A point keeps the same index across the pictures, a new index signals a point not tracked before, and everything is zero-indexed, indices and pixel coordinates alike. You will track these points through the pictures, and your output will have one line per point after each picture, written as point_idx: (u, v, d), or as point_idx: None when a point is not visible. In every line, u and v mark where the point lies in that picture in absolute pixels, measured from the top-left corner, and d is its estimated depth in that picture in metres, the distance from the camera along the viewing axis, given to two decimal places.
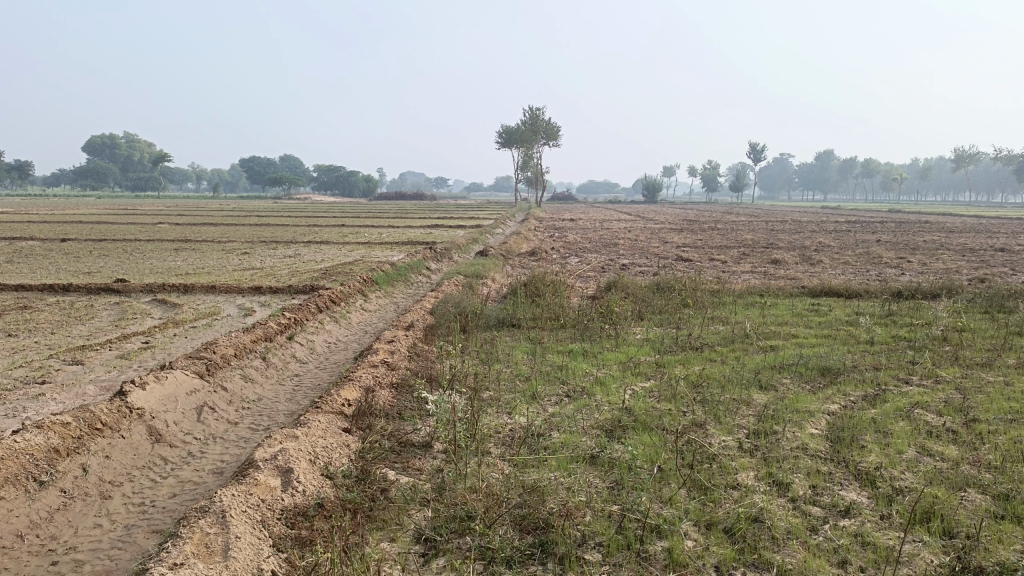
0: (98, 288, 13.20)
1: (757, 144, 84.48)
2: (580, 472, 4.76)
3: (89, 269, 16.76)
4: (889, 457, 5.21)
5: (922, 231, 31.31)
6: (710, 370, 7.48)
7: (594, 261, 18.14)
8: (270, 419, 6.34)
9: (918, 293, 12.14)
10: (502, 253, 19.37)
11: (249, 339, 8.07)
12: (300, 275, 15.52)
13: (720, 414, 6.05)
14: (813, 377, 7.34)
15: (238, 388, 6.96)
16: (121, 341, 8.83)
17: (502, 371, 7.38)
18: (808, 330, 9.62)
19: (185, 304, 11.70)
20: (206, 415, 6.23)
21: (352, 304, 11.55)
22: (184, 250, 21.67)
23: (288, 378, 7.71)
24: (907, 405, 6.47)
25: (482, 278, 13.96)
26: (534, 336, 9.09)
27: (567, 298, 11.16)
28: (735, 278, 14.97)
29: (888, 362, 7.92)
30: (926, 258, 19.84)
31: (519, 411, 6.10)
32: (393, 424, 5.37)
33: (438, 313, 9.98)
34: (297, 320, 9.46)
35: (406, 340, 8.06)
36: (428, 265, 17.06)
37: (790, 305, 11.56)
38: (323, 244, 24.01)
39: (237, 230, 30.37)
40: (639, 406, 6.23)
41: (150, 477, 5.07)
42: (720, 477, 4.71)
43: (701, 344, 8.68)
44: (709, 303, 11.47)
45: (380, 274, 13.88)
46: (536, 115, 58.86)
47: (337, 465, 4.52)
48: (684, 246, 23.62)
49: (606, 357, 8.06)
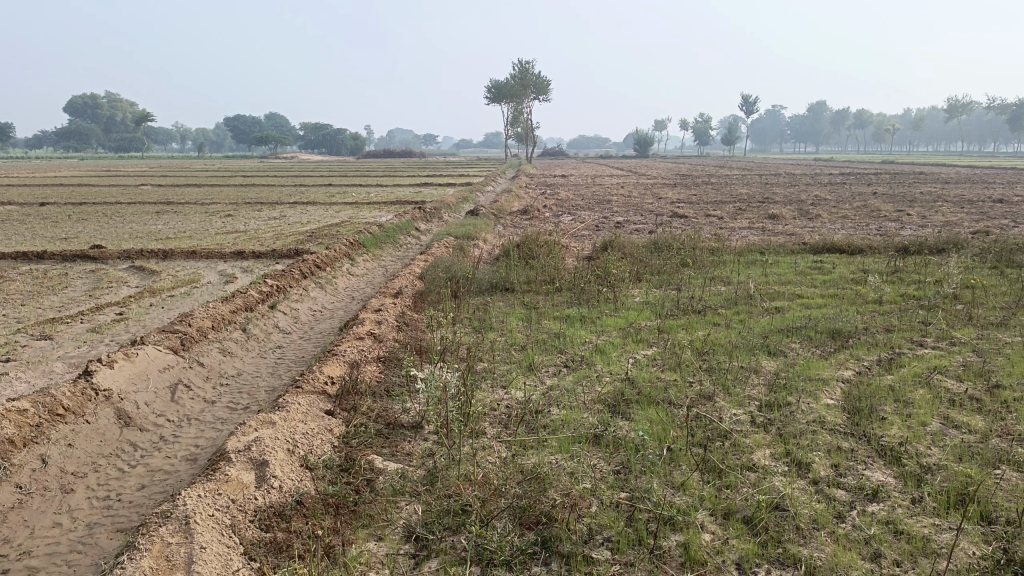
0: (74, 254, 12.69)
1: (748, 97, 83.36)
2: (584, 455, 4.40)
3: (66, 235, 16.22)
4: (911, 430, 4.86)
5: (918, 182, 30.86)
6: (716, 336, 7.10)
7: (588, 219, 17.70)
8: (251, 397, 5.95)
9: (924, 249, 11.77)
10: (494, 212, 18.94)
11: (228, 310, 7.62)
12: (285, 238, 15.04)
13: (729, 385, 5.69)
14: (823, 342, 6.97)
15: (216, 364, 6.55)
16: (93, 313, 8.37)
17: (495, 341, 6.99)
18: (814, 289, 9.25)
19: (164, 271, 11.20)
20: (180, 394, 5.83)
21: (338, 268, 11.10)
22: (166, 214, 21.07)
23: (269, 350, 7.30)
24: (925, 371, 6.12)
25: (473, 239, 13.53)
26: (529, 301, 8.69)
27: (561, 259, 10.73)
28: (733, 234, 14.60)
29: (899, 324, 7.57)
30: (925, 211, 19.45)
31: (515, 386, 5.72)
32: (380, 403, 4.96)
33: (427, 278, 9.52)
34: (279, 288, 9.02)
35: (394, 308, 7.62)
36: (418, 225, 16.62)
37: (792, 262, 11.18)
38: (310, 205, 23.47)
39: (222, 192, 29.59)
40: (643, 378, 5.86)
41: (118, 467, 4.69)
42: (734, 458, 4.36)
43: (703, 307, 8.29)
44: (709, 262, 11.08)
45: (368, 237, 13.41)
46: (524, 70, 57.77)
47: (319, 453, 4.12)
48: (678, 202, 23.14)
49: (605, 322, 7.67)
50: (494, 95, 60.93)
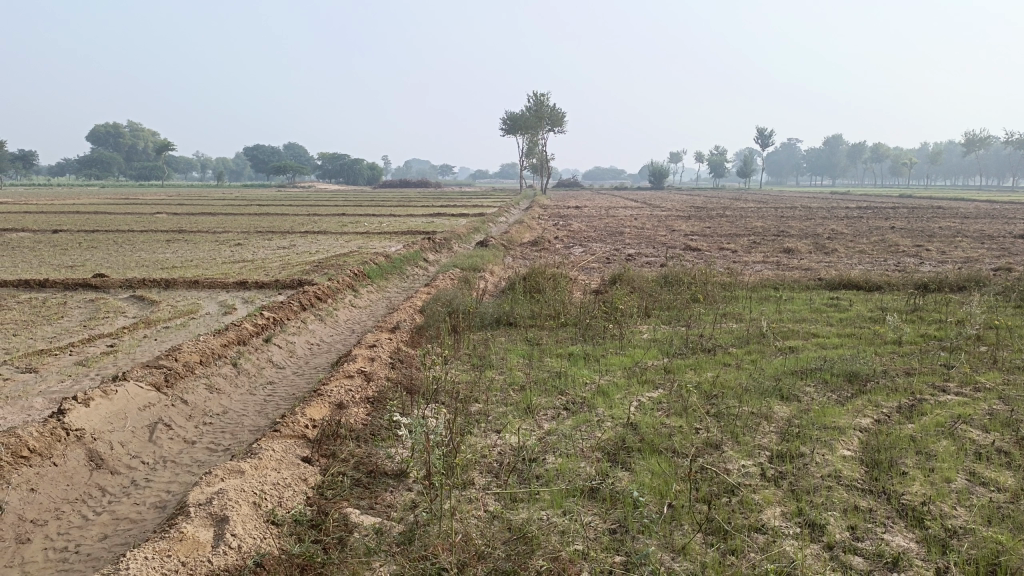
0: (76, 283, 12.52)
1: (764, 131, 83.12)
2: (578, 511, 4.08)
3: (72, 263, 16.12)
4: (934, 488, 4.50)
5: (936, 216, 30.41)
6: (725, 377, 6.75)
7: (599, 251, 17.45)
8: (233, 437, 5.67)
9: (944, 287, 11.38)
10: (505, 243, 18.73)
11: (219, 343, 7.36)
12: (290, 268, 14.85)
13: (738, 433, 5.33)
14: (839, 386, 6.60)
15: (201, 401, 6.28)
16: (84, 345, 8.14)
17: (494, 380, 6.68)
18: (830, 328, 8.88)
19: (164, 301, 11.01)
20: (159, 434, 5.57)
21: (340, 300, 10.85)
22: (176, 242, 21.01)
23: (260, 386, 7.01)
24: (948, 419, 5.74)
25: (480, 271, 13.28)
26: (532, 337, 8.38)
27: (568, 292, 10.44)
28: (747, 269, 14.26)
29: (919, 367, 7.19)
30: (945, 246, 19.03)
31: (510, 429, 5.39)
32: (363, 448, 4.65)
33: (428, 312, 9.24)
34: (276, 320, 8.76)
35: (390, 344, 7.34)
36: (426, 256, 16.41)
37: (807, 299, 10.82)
38: (321, 234, 23.39)
39: (236, 220, 29.62)
40: (646, 423, 5.52)
41: (82, 514, 4.40)
42: (741, 518, 4.01)
43: (713, 346, 7.95)
44: (720, 298, 10.75)
45: (373, 267, 13.20)
46: (540, 102, 57.90)
47: (289, 505, 3.81)
48: (692, 234, 22.85)
49: (610, 361, 7.34)
50: (510, 126, 61.19)
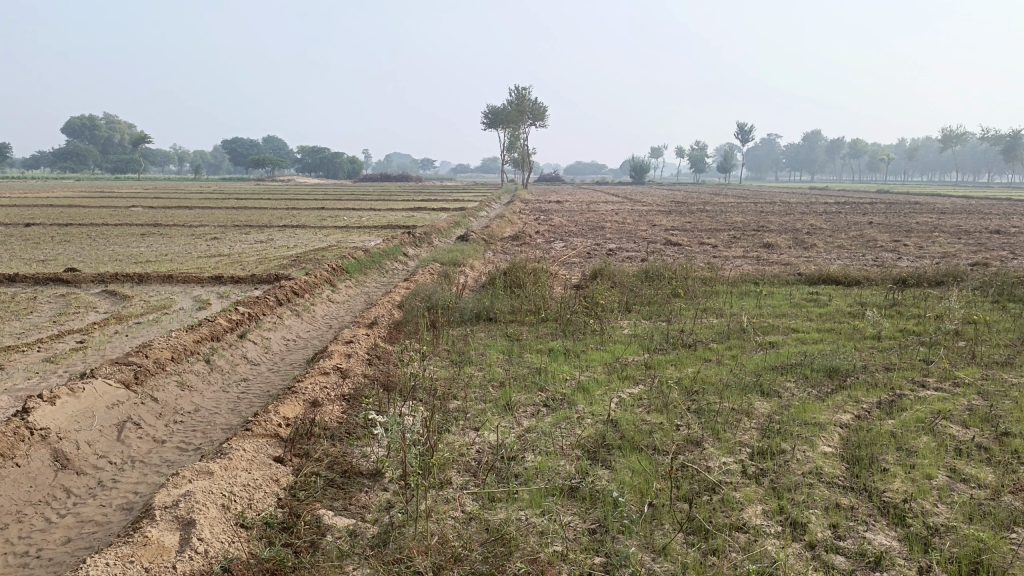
0: (47, 277, 12.25)
1: (744, 126, 83.51)
2: (557, 511, 4.00)
3: (43, 257, 15.80)
4: (915, 484, 4.47)
5: (914, 212, 30.68)
6: (706, 373, 6.70)
7: (580, 246, 17.40)
8: (205, 436, 5.54)
9: (922, 282, 11.43)
10: (485, 238, 18.62)
11: (191, 340, 7.20)
12: (268, 262, 14.65)
13: (719, 429, 5.28)
14: (820, 382, 6.57)
15: (172, 399, 6.14)
16: (53, 341, 7.95)
17: (472, 376, 6.58)
18: (810, 324, 8.87)
19: (137, 296, 10.80)
20: (127, 433, 5.42)
21: (317, 295, 10.70)
22: (151, 236, 20.69)
23: (233, 383, 6.87)
24: (928, 415, 5.72)
25: (460, 265, 13.17)
26: (511, 333, 8.29)
27: (549, 287, 10.35)
28: (727, 264, 14.27)
29: (899, 362, 7.18)
30: (922, 242, 19.17)
31: (488, 427, 5.30)
32: (338, 448, 4.54)
33: (406, 308, 9.12)
34: (251, 316, 8.60)
35: (367, 340, 7.21)
36: (406, 251, 16.26)
37: (787, 294, 10.82)
38: (299, 228, 23.15)
39: (213, 214, 29.27)
40: (626, 420, 5.45)
41: (45, 516, 4.26)
42: (722, 516, 3.96)
43: (694, 341, 7.91)
44: (700, 293, 10.72)
45: (352, 262, 13.05)
46: (521, 96, 57.79)
47: (259, 507, 3.70)
48: (672, 229, 22.87)
49: (590, 357, 7.27)
50: (491, 120, 61.02)
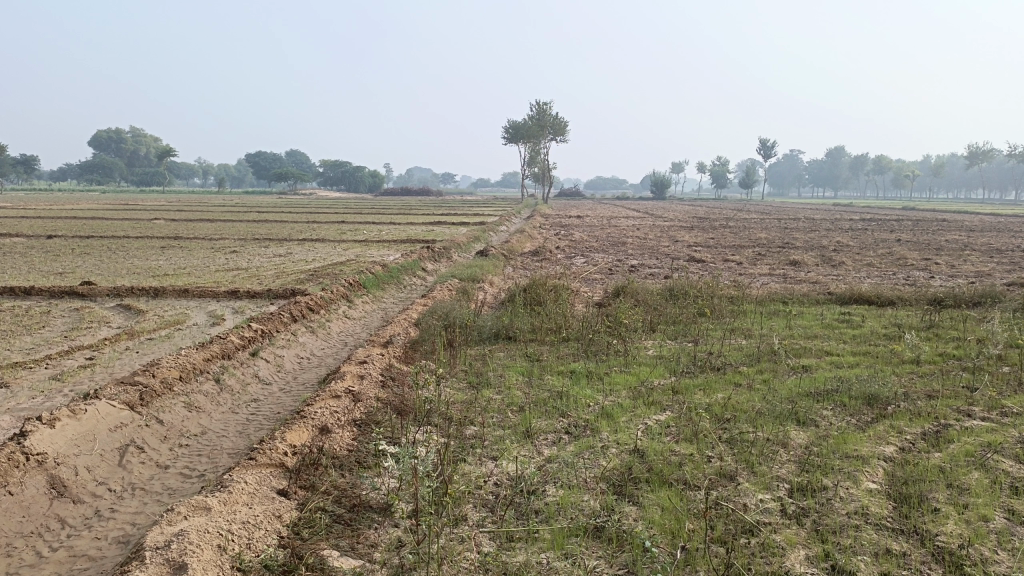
0: (63, 291, 12.13)
1: (766, 142, 82.89)
2: (581, 554, 3.69)
3: (62, 270, 15.74)
4: (971, 527, 4.09)
5: (942, 229, 30.04)
6: (736, 399, 6.34)
7: (601, 262, 17.09)
8: (211, 461, 5.29)
9: (959, 302, 10.99)
10: (505, 253, 18.38)
11: (201, 358, 6.97)
12: (285, 277, 14.49)
13: (753, 462, 4.94)
14: (858, 410, 6.20)
15: (178, 421, 5.90)
16: (61, 358, 7.75)
17: (491, 400, 6.29)
18: (843, 346, 8.49)
19: (151, 311, 10.62)
20: (129, 458, 5.18)
21: (333, 311, 10.47)
22: (170, 249, 20.65)
23: (243, 404, 6.61)
24: (979, 448, 5.33)
25: (479, 281, 12.92)
26: (532, 353, 7.99)
27: (570, 305, 10.05)
28: (753, 282, 13.91)
29: (941, 389, 6.78)
30: (953, 260, 18.65)
31: (507, 456, 5.00)
32: (346, 479, 4.26)
33: (423, 326, 8.84)
34: (264, 333, 8.36)
35: (381, 360, 6.94)
36: (424, 266, 16.06)
37: (818, 314, 10.45)
38: (318, 242, 23.04)
39: (234, 227, 29.30)
40: (654, 450, 5.12)
41: (36, 550, 4.00)
42: (762, 564, 3.64)
43: (723, 364, 7.55)
44: (727, 312, 10.36)
45: (369, 277, 12.82)
46: (542, 111, 57.72)
47: (258, 547, 3.43)
48: (695, 245, 22.51)
49: (614, 380, 6.95)
50: (512, 134, 60.99)
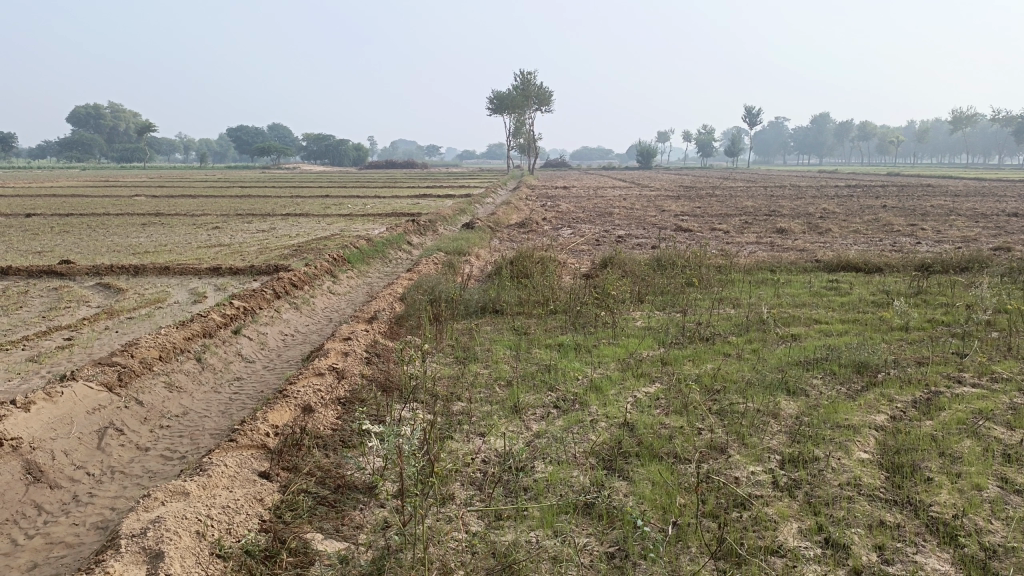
0: (40, 270, 11.88)
1: (751, 109, 82.58)
2: (571, 532, 3.63)
3: (40, 248, 15.45)
4: (964, 497, 4.06)
5: (927, 195, 30.14)
6: (726, 370, 6.28)
7: (588, 233, 16.96)
8: (193, 443, 5.18)
9: (946, 268, 10.97)
10: (491, 225, 18.22)
11: (181, 337, 6.83)
12: (268, 252, 14.29)
13: (744, 434, 4.88)
14: (849, 378, 6.15)
15: (159, 402, 5.77)
16: (38, 339, 7.57)
17: (478, 375, 6.20)
18: (832, 314, 8.44)
19: (131, 289, 10.43)
20: (108, 441, 5.07)
21: (317, 286, 10.32)
22: (151, 225, 20.33)
23: (225, 383, 6.49)
24: (970, 416, 5.30)
25: (465, 254, 12.78)
26: (519, 326, 7.89)
27: (557, 277, 9.94)
28: (741, 250, 13.83)
29: (931, 355, 6.75)
30: (939, 225, 18.66)
31: (495, 432, 4.91)
32: (331, 460, 4.16)
33: (408, 300, 8.71)
34: (246, 310, 8.21)
35: (366, 336, 6.82)
36: (410, 239, 15.90)
37: (806, 282, 10.40)
38: (302, 216, 22.76)
39: (216, 202, 28.90)
40: (643, 423, 5.05)
41: (11, 537, 3.89)
42: (755, 538, 3.59)
43: (712, 334, 7.49)
44: (715, 282, 10.30)
45: (354, 252, 12.64)
46: (527, 81, 57.08)
47: (240, 532, 3.33)
48: (682, 215, 22.42)
49: (603, 352, 6.86)
50: (496, 105, 60.39)
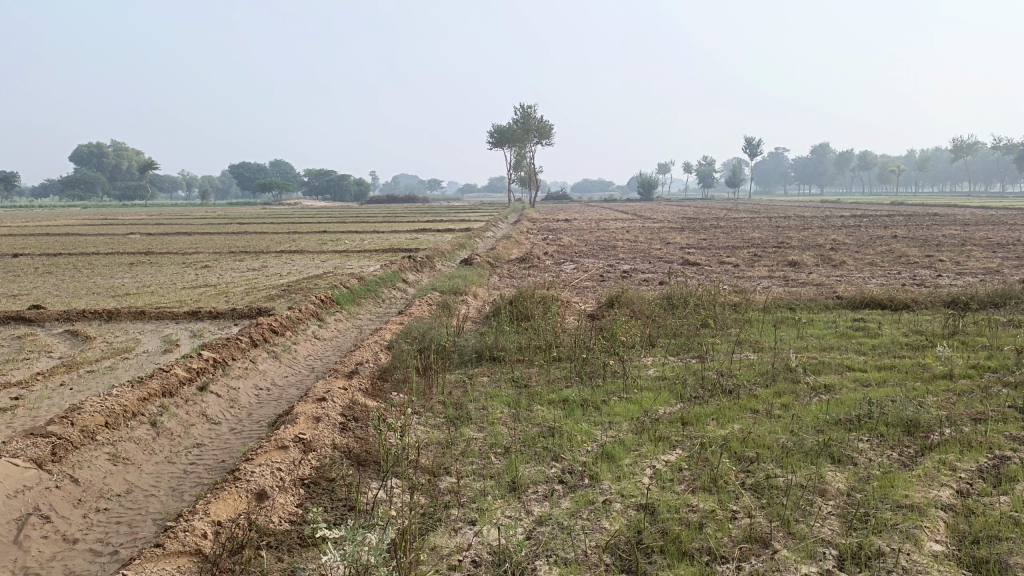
0: (7, 316, 11.09)
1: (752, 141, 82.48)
2: None
3: (16, 292, 14.68)
4: None
5: (936, 224, 29.42)
6: (757, 431, 5.45)
7: (592, 268, 16.25)
8: (132, 532, 4.35)
9: (978, 304, 10.17)
10: (491, 261, 17.53)
11: (135, 398, 6.02)
12: (255, 293, 13.55)
13: (790, 519, 4.05)
14: (899, 441, 5.32)
15: (98, 479, 4.96)
16: None
17: (471, 441, 5.37)
18: (864, 359, 7.63)
19: (100, 338, 9.62)
20: (29, 531, 4.23)
21: (300, 331, 9.53)
22: (139, 265, 19.64)
23: (182, 450, 5.67)
24: None
25: (462, 293, 12.04)
26: (519, 378, 7.07)
27: (560, 319, 9.16)
28: (754, 286, 13.08)
29: (987, 410, 5.92)
30: (956, 256, 17.91)
31: (489, 519, 4.10)
32: (281, 568, 3.37)
33: (396, 349, 7.91)
34: (217, 362, 7.42)
35: (343, 396, 6.02)
36: (405, 277, 15.19)
37: (829, 321, 9.61)
38: (297, 253, 22.09)
39: (211, 239, 28.33)
40: (667, 505, 4.23)
41: None
42: None
43: (735, 385, 6.67)
44: (732, 322, 9.51)
45: (343, 292, 11.88)
46: (528, 115, 56.76)
47: None
48: (689, 247, 21.74)
49: (614, 409, 6.04)
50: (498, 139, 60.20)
